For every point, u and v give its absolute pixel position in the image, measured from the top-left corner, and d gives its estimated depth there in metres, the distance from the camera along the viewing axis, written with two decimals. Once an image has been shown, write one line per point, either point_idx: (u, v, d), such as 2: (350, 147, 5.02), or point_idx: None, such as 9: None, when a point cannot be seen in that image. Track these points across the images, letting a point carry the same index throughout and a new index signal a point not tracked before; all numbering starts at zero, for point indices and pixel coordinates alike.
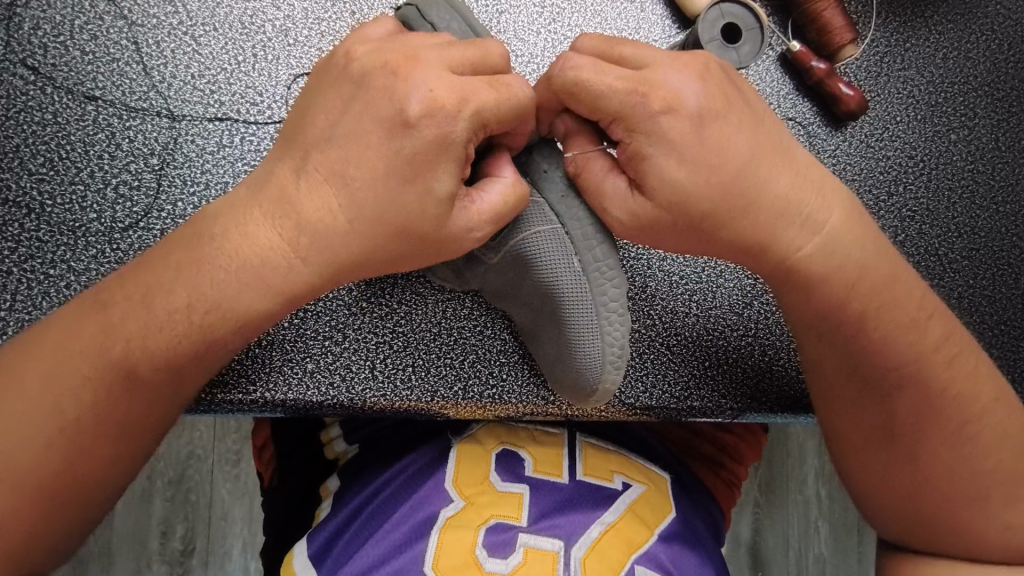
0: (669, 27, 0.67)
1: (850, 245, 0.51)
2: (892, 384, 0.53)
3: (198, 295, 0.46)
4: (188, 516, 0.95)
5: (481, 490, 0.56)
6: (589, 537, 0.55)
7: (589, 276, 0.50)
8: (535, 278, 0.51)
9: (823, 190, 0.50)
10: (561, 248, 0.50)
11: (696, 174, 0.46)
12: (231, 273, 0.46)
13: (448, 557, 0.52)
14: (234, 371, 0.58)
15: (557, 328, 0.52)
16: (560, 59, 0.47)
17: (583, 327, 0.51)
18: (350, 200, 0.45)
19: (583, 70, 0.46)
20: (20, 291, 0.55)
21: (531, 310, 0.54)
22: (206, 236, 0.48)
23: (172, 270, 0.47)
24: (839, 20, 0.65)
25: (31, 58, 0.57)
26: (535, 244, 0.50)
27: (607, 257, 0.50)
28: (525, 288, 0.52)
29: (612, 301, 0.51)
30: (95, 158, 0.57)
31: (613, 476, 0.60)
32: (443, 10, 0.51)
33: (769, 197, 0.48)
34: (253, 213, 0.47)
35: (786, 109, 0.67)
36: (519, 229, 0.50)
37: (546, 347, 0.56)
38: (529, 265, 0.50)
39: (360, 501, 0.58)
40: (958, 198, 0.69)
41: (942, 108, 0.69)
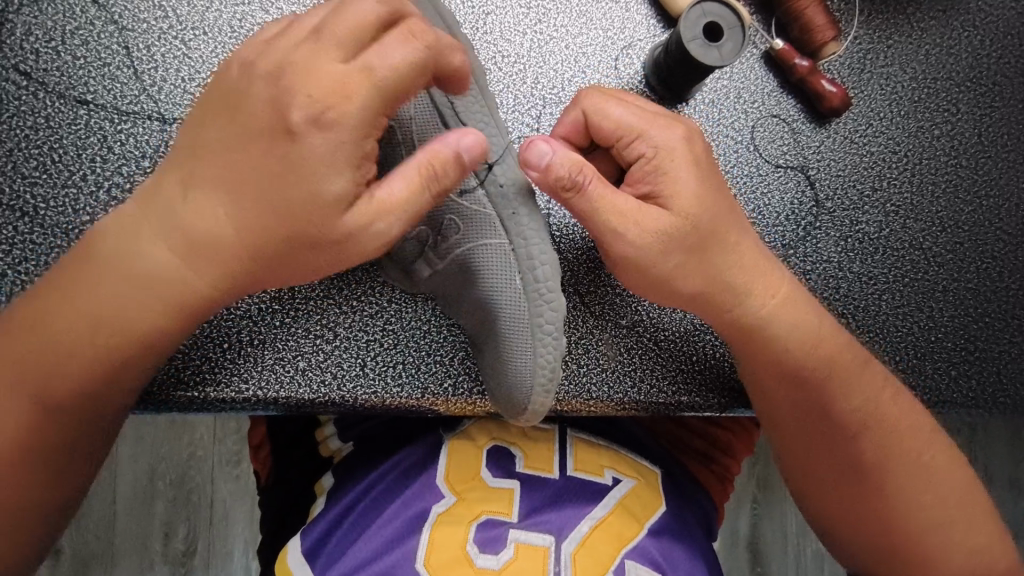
0: (653, 27, 0.68)
1: (773, 293, 0.55)
2: (846, 413, 0.56)
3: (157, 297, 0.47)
4: (189, 517, 0.96)
5: (472, 485, 0.57)
6: (579, 532, 0.56)
7: (527, 295, 0.51)
8: (476, 288, 0.53)
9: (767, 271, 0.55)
10: (503, 263, 0.51)
11: (652, 234, 0.50)
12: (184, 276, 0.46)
13: (440, 553, 0.53)
14: (192, 361, 0.58)
15: (495, 339, 0.54)
16: (592, 105, 0.52)
17: (516, 345, 0.53)
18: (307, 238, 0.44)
19: (596, 115, 0.52)
20: (15, 294, 0.56)
21: (472, 325, 0.56)
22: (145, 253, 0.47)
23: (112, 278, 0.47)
24: (822, 18, 0.66)
25: (24, 63, 0.58)
26: (483, 254, 0.52)
27: (547, 279, 0.51)
28: (465, 298, 0.54)
29: (546, 323, 0.51)
30: (87, 161, 0.58)
31: (603, 470, 0.61)
32: (428, 11, 0.51)
33: (726, 260, 0.53)
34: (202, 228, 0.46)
35: (770, 106, 0.68)
36: (469, 240, 0.52)
37: (487, 356, 0.56)
38: (476, 275, 0.52)
39: (353, 497, 0.58)
40: (941, 192, 0.70)
41: (925, 104, 0.70)
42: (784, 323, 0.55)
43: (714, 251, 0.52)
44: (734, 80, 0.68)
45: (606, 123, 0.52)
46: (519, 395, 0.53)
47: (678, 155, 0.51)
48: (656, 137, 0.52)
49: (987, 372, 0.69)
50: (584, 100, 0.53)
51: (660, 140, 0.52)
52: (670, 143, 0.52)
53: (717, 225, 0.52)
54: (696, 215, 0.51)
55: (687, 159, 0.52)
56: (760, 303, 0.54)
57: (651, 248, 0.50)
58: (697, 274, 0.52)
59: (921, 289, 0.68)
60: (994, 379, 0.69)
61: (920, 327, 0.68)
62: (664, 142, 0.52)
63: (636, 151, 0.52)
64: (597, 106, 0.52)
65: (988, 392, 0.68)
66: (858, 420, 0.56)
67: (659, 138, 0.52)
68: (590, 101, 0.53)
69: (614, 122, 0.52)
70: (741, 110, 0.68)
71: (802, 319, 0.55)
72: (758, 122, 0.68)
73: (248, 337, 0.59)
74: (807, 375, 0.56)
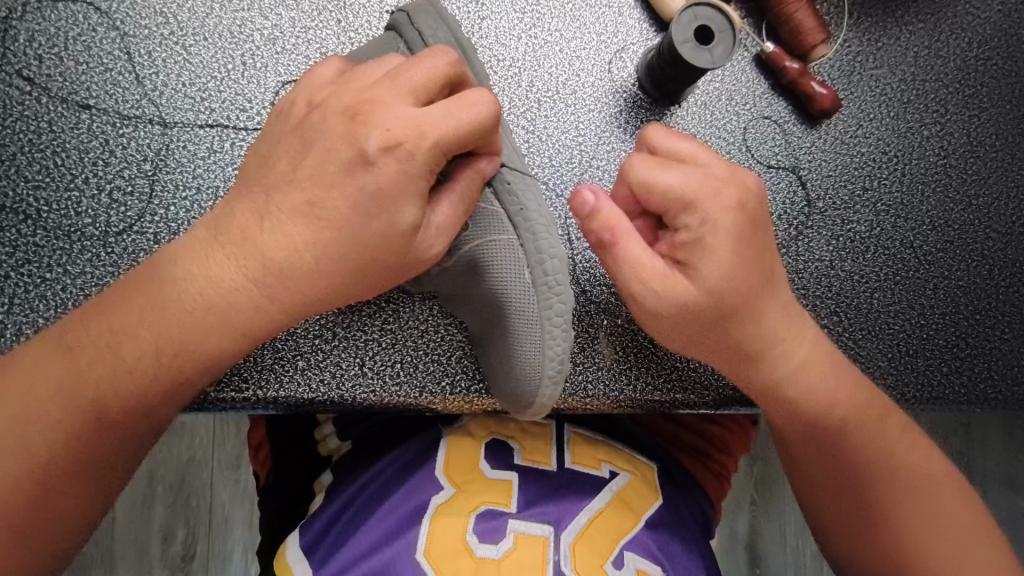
0: (647, 31, 0.69)
1: (796, 347, 0.54)
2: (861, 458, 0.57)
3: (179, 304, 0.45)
4: (189, 521, 0.96)
5: (471, 479, 0.58)
6: (578, 524, 0.56)
7: (538, 291, 0.53)
8: (486, 284, 0.54)
9: (797, 323, 0.54)
10: (511, 258, 0.53)
11: (669, 302, 0.51)
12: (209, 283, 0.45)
13: (440, 543, 0.53)
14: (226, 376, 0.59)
15: (502, 337, 0.55)
16: (642, 163, 0.51)
17: (528, 336, 0.54)
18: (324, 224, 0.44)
19: (644, 177, 0.50)
20: (18, 295, 0.57)
21: (486, 321, 0.56)
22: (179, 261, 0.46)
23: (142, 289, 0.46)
24: (810, 21, 0.67)
25: (27, 68, 0.59)
26: (491, 250, 0.53)
27: (556, 271, 0.53)
28: (478, 292, 0.54)
29: (556, 315, 0.54)
30: (90, 165, 0.59)
31: (601, 465, 0.62)
32: (432, 20, 0.52)
33: (746, 326, 0.52)
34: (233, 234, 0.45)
35: (762, 107, 0.69)
36: (477, 236, 0.53)
37: (490, 355, 0.57)
38: (484, 272, 0.53)
39: (354, 492, 0.59)
40: (931, 192, 0.71)
41: (914, 105, 0.71)
42: (805, 383, 0.55)
43: (738, 326, 0.52)
44: (726, 83, 0.69)
45: (655, 189, 0.50)
46: (524, 393, 0.55)
47: (723, 232, 0.49)
48: (705, 207, 0.49)
49: (978, 369, 0.70)
50: (636, 163, 0.51)
51: (713, 211, 0.49)
52: (715, 214, 0.49)
53: (749, 300, 0.51)
54: (722, 293, 0.50)
55: (731, 236, 0.49)
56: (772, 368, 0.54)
57: (667, 317, 0.52)
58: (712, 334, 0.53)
59: (912, 287, 0.69)
60: (986, 376, 0.69)
61: (911, 324, 0.69)
62: (710, 210, 0.49)
63: (681, 224, 0.50)
64: (648, 167, 0.50)
65: (978, 388, 0.69)
66: (861, 465, 0.57)
67: (709, 210, 0.49)
68: (639, 170, 0.50)
69: (661, 186, 0.50)
70: (733, 112, 0.69)
71: (823, 382, 0.55)
72: (750, 123, 0.69)
73: None
74: (820, 431, 0.56)
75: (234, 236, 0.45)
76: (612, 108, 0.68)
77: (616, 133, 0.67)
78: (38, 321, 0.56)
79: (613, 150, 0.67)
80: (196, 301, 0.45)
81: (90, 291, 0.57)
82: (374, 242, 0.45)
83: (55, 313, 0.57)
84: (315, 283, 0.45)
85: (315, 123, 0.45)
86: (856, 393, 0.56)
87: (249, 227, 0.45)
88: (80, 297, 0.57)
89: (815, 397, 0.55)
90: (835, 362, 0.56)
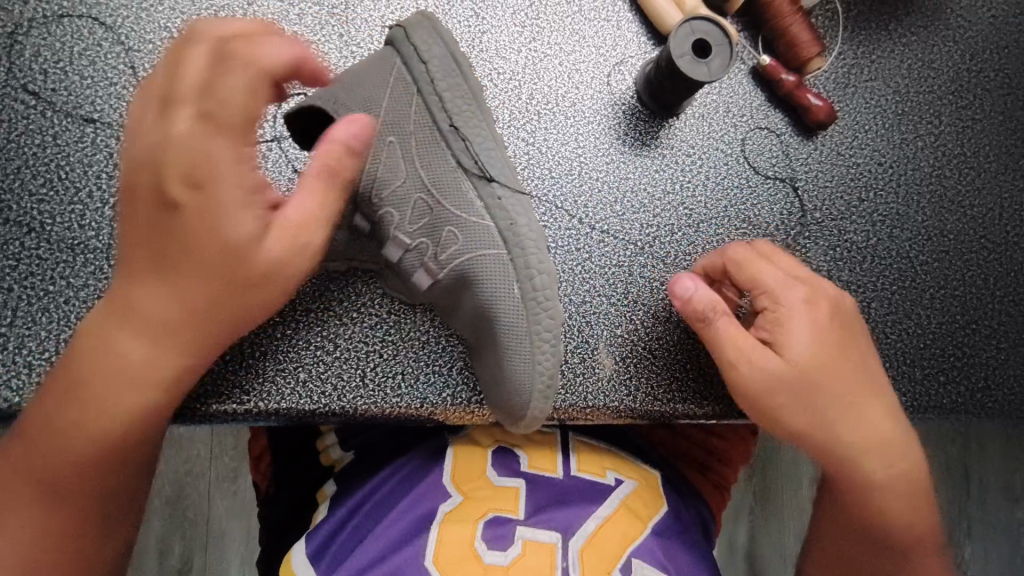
0: (644, 44, 0.70)
1: (888, 465, 0.56)
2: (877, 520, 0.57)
3: (137, 340, 0.46)
4: (188, 534, 0.96)
5: (478, 486, 0.58)
6: (585, 530, 0.56)
7: (526, 304, 0.53)
8: (475, 296, 0.54)
9: (891, 430, 0.57)
10: (502, 276, 0.53)
11: (776, 391, 0.54)
12: (163, 311, 0.46)
13: (449, 550, 0.53)
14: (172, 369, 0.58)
15: (495, 350, 0.55)
16: (738, 263, 0.59)
17: (518, 357, 0.54)
18: (256, 251, 0.45)
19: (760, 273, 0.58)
20: (22, 308, 0.57)
21: (474, 329, 0.57)
22: (128, 297, 0.46)
23: (103, 328, 0.47)
24: (806, 35, 0.68)
25: (33, 83, 0.60)
26: (479, 264, 0.53)
27: (545, 287, 0.53)
28: (465, 301, 0.55)
29: (544, 332, 0.53)
30: (94, 178, 0.60)
31: (606, 472, 0.62)
32: (426, 35, 0.52)
33: (839, 429, 0.55)
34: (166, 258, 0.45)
35: (758, 119, 0.70)
36: (466, 249, 0.53)
37: (485, 367, 0.57)
38: (473, 284, 0.53)
39: (361, 499, 0.59)
40: (926, 203, 0.71)
41: (908, 117, 0.72)
42: (878, 460, 0.56)
43: (832, 409, 0.54)
44: (723, 95, 0.70)
45: (748, 278, 0.58)
46: (519, 400, 0.55)
47: (797, 319, 0.56)
48: (773, 304, 0.57)
49: (976, 377, 0.70)
50: (732, 251, 0.60)
51: (787, 302, 0.56)
52: (825, 300, 0.57)
53: (859, 406, 0.56)
54: (807, 370, 0.54)
55: (813, 324, 0.56)
56: (852, 434, 0.55)
57: (762, 381, 0.54)
58: (803, 424, 0.54)
59: (909, 296, 0.70)
60: (983, 385, 0.70)
61: (908, 333, 0.69)
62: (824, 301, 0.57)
63: (761, 328, 0.57)
64: (747, 266, 0.58)
65: (976, 397, 0.70)
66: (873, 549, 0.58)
67: (783, 300, 0.56)
68: (737, 254, 0.59)
69: (761, 293, 0.58)
70: (729, 125, 0.70)
71: (877, 431, 0.56)
72: (747, 135, 0.70)
73: (249, 349, 0.60)
74: (867, 482, 0.56)
75: (147, 245, 0.45)
76: (610, 120, 0.68)
77: (614, 145, 0.68)
78: (42, 334, 0.57)
79: (611, 161, 0.68)
80: (156, 327, 0.46)
81: (93, 304, 0.58)
82: (283, 244, 0.45)
83: (58, 325, 0.57)
84: (233, 275, 0.45)
85: (184, 138, 0.43)
86: (897, 458, 0.57)
87: (161, 234, 0.45)
88: (84, 309, 0.57)
89: (864, 445, 0.55)
90: (897, 423, 0.58)
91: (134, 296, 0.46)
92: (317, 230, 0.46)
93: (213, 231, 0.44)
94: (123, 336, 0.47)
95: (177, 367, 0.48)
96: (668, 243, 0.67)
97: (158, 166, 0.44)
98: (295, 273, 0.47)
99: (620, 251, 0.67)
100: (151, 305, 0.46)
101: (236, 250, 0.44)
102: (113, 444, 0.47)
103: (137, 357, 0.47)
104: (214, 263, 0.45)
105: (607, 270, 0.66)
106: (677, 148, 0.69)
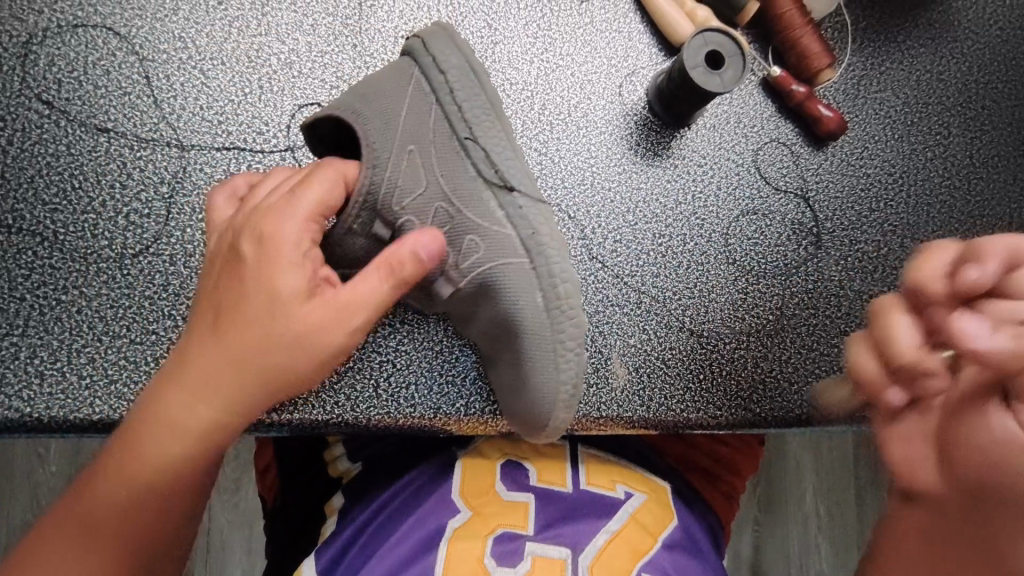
0: (656, 55, 0.70)
1: None
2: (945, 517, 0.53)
3: (212, 386, 0.49)
4: (188, 545, 0.95)
5: (487, 501, 0.58)
6: (594, 546, 0.56)
7: (550, 313, 0.53)
8: (501, 305, 0.53)
9: None
10: (521, 279, 0.52)
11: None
12: (239, 349, 0.48)
13: (458, 567, 0.53)
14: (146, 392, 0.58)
15: (516, 358, 0.55)
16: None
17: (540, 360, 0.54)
18: (324, 305, 0.48)
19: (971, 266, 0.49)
20: (35, 317, 0.57)
21: (495, 342, 0.57)
22: (203, 347, 0.49)
23: (177, 373, 0.50)
24: (817, 46, 0.68)
25: (46, 92, 0.60)
26: (501, 272, 0.52)
27: (570, 296, 0.52)
28: (483, 315, 0.55)
29: (568, 340, 0.54)
30: (107, 187, 0.59)
31: (615, 485, 0.62)
32: (445, 47, 0.52)
33: None
34: (242, 309, 0.48)
35: (769, 130, 0.70)
36: (489, 257, 0.52)
37: (504, 376, 0.58)
38: (496, 294, 0.53)
39: (367, 516, 0.59)
40: (936, 213, 0.72)
41: (917, 127, 0.72)
42: None
43: None
44: (735, 106, 0.70)
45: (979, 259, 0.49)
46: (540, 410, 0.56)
47: None
48: None
49: None
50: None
51: None
52: None
53: None
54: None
55: None
56: None
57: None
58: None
59: None
60: None
61: None
62: None
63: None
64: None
65: None
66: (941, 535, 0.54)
67: None
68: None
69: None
70: (741, 135, 0.70)
71: None
72: (759, 146, 0.70)
73: None
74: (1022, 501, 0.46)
75: (216, 308, 0.50)
76: (622, 130, 0.69)
77: (626, 155, 0.68)
78: (54, 344, 0.56)
79: (624, 171, 0.68)
80: (225, 366, 0.49)
81: (105, 313, 0.57)
82: (335, 315, 0.48)
83: (70, 335, 0.57)
84: (298, 348, 0.48)
85: (274, 218, 0.49)
86: None
87: (233, 294, 0.49)
88: (96, 319, 0.57)
89: None
90: None
91: (205, 349, 0.49)
92: (382, 307, 0.49)
93: (281, 284, 0.48)
94: (196, 373, 0.49)
95: (240, 410, 0.50)
96: (680, 252, 0.67)
97: (237, 235, 0.50)
98: (348, 344, 0.49)
99: (633, 261, 0.67)
100: (226, 352, 0.49)
101: (311, 311, 0.48)
102: (161, 475, 0.49)
103: (210, 398, 0.49)
104: (264, 317, 0.48)
105: (620, 279, 0.66)
106: (688, 159, 0.69)
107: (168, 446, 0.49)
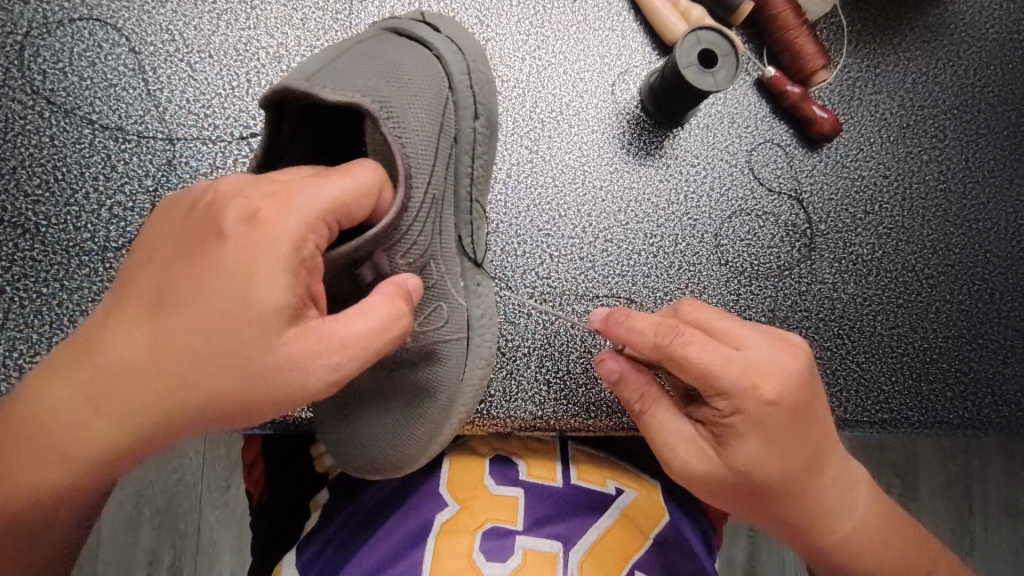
0: (649, 54, 0.70)
1: None
2: None
3: (111, 394, 0.38)
4: (176, 544, 0.88)
5: (476, 494, 0.56)
6: (586, 541, 0.53)
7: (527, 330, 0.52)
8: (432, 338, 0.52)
9: None
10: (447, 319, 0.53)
11: None
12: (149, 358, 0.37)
13: (442, 560, 0.49)
14: None
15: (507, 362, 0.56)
16: None
17: None
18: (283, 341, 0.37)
19: None
20: (15, 310, 0.56)
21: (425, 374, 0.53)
22: (110, 333, 0.38)
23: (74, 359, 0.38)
24: (812, 47, 0.67)
25: (31, 84, 0.59)
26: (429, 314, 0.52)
27: None
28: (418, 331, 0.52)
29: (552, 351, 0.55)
30: (90, 180, 0.59)
31: (606, 482, 0.59)
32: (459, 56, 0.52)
33: None
34: (174, 305, 0.37)
35: (763, 131, 0.70)
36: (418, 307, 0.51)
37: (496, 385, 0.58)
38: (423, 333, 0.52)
39: (350, 514, 0.58)
40: (932, 216, 0.71)
41: (913, 130, 0.72)
42: None
43: None
44: (728, 105, 0.70)
45: None
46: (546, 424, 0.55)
47: None
48: None
49: (981, 393, 0.69)
50: None
51: None
52: None
53: None
54: None
55: None
56: None
57: None
58: None
59: (914, 311, 0.69)
60: (989, 400, 0.69)
61: (914, 347, 0.69)
62: None
63: None
64: None
65: (982, 412, 0.69)
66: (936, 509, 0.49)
67: None
68: None
69: None
70: (734, 135, 0.69)
71: None
72: (753, 146, 0.70)
73: None
74: None
75: (154, 282, 0.38)
76: (614, 129, 0.68)
77: (618, 154, 0.68)
78: (33, 337, 0.55)
79: (616, 170, 0.67)
80: (122, 371, 0.37)
81: (87, 306, 0.57)
82: (309, 350, 0.38)
83: (50, 329, 0.56)
84: (247, 377, 0.37)
85: (274, 217, 0.37)
86: None
87: (184, 279, 0.37)
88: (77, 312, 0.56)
89: None
90: None
91: (116, 340, 0.37)
92: (374, 356, 0.40)
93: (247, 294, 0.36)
94: (96, 369, 0.37)
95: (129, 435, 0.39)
96: (671, 252, 0.67)
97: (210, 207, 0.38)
98: (321, 391, 0.39)
99: (624, 260, 0.66)
100: (133, 350, 0.37)
101: (268, 338, 0.37)
102: (61, 491, 0.41)
103: (99, 415, 0.38)
104: (198, 327, 0.37)
105: (610, 279, 0.65)
106: (681, 158, 0.68)
107: (46, 465, 0.40)
